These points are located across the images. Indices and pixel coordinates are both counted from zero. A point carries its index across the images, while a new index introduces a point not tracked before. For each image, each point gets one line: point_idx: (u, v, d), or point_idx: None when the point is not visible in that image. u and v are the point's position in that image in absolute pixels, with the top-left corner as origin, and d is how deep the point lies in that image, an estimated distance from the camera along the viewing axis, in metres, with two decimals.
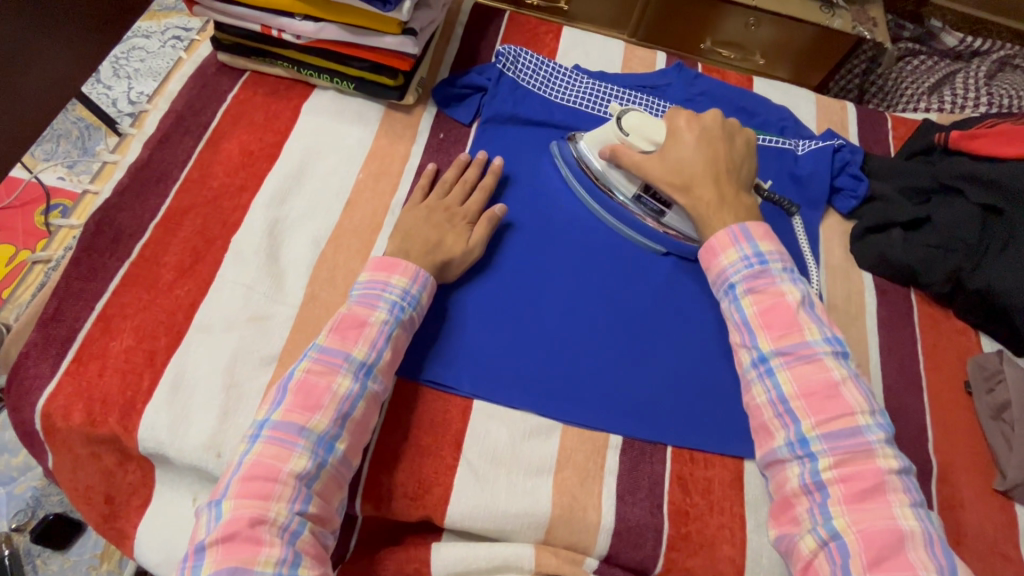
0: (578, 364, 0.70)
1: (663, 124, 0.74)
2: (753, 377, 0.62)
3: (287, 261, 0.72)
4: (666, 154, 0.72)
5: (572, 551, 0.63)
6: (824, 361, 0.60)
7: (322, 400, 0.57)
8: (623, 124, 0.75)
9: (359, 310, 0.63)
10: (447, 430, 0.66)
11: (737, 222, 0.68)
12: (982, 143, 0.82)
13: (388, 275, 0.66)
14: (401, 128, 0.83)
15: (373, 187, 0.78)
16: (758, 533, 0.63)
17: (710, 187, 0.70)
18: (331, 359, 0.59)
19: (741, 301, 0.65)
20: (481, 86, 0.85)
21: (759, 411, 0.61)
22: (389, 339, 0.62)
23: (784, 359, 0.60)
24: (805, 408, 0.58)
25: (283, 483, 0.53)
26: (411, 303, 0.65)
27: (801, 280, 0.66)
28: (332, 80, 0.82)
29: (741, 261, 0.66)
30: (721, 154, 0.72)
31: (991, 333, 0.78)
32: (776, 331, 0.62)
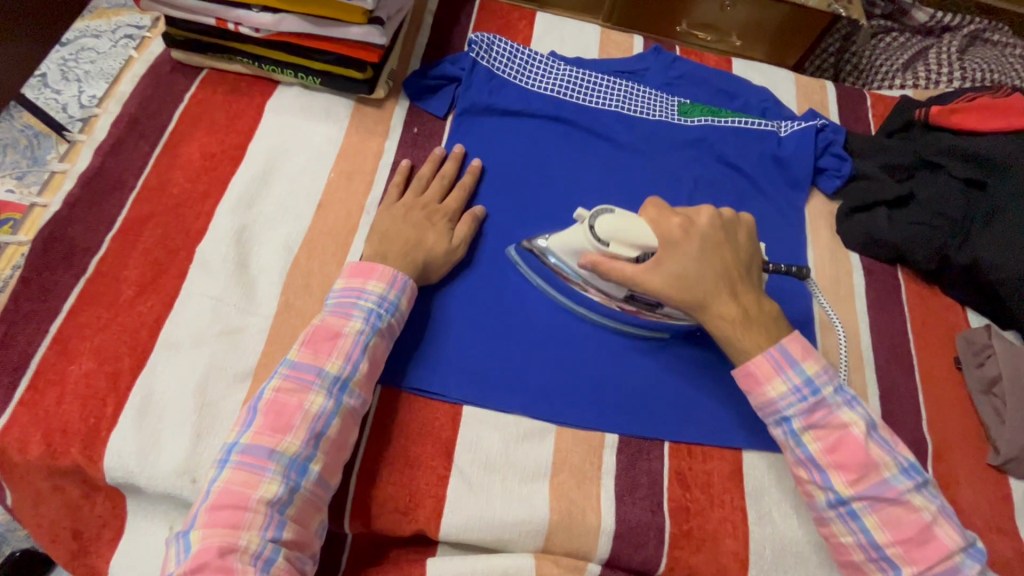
0: (569, 365, 0.67)
1: (647, 226, 0.63)
2: (833, 517, 0.58)
3: (258, 270, 0.68)
4: (666, 267, 0.62)
5: (573, 558, 0.60)
6: (909, 499, 0.56)
7: (293, 420, 0.54)
8: (599, 232, 0.62)
9: (332, 321, 0.60)
10: (436, 438, 0.63)
11: (777, 345, 0.61)
12: (961, 117, 0.81)
13: (364, 282, 0.62)
14: (372, 124, 0.79)
15: (345, 187, 0.74)
16: (760, 526, 0.62)
17: (729, 300, 0.62)
18: (303, 376, 0.56)
19: (801, 437, 0.59)
20: (454, 77, 0.82)
21: (846, 551, 0.58)
22: (365, 350, 0.59)
23: (866, 503, 0.56)
24: (902, 555, 0.55)
25: (253, 511, 0.50)
26: (388, 309, 0.62)
27: (854, 398, 0.60)
28: (297, 75, 0.78)
29: (792, 393, 0.60)
30: (724, 262, 0.63)
31: (977, 308, 0.78)
32: (850, 473, 0.57)
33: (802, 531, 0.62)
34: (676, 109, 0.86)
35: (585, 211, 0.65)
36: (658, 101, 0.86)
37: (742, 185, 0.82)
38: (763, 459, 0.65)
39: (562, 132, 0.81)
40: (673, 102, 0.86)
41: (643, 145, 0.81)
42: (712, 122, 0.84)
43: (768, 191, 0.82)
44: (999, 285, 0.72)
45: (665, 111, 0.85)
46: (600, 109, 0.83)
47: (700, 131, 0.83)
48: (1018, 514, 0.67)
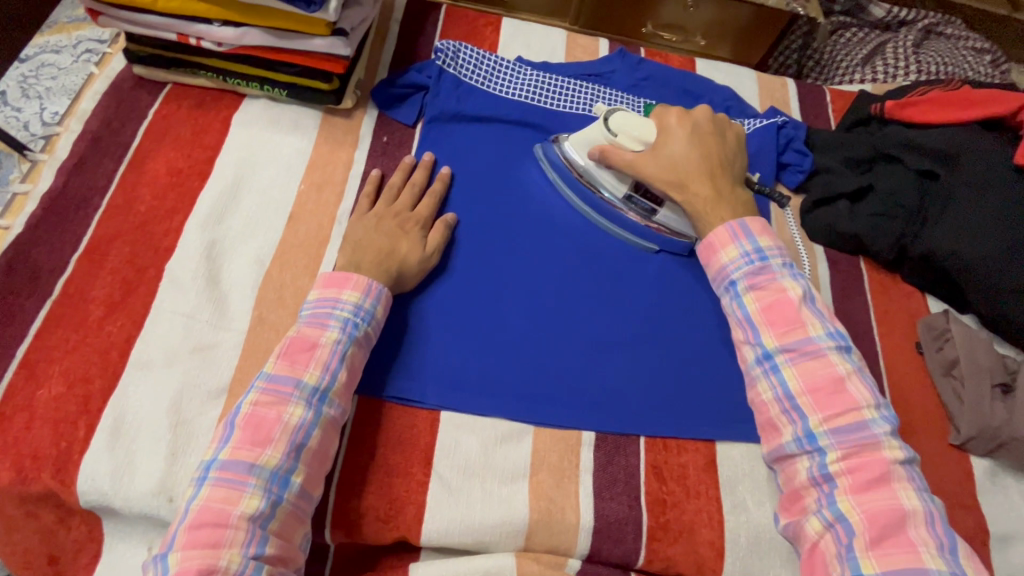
0: (545, 363, 0.68)
1: (651, 122, 0.74)
2: (757, 374, 0.63)
3: (229, 285, 0.67)
4: (661, 152, 0.73)
5: (554, 555, 0.61)
6: (828, 357, 0.61)
7: (273, 433, 0.54)
8: (611, 123, 0.74)
9: (308, 332, 0.60)
10: (415, 445, 0.63)
11: (736, 219, 0.69)
12: (914, 111, 0.85)
13: (339, 291, 0.62)
14: (341, 134, 0.79)
15: (316, 198, 0.74)
16: (735, 514, 0.64)
17: (705, 184, 0.71)
18: (281, 388, 0.56)
19: (742, 298, 0.66)
20: (422, 84, 0.82)
21: (766, 408, 0.63)
22: (343, 359, 0.59)
23: (788, 355, 0.62)
24: (812, 404, 0.60)
25: (234, 528, 0.50)
26: (365, 318, 0.62)
27: (801, 275, 0.67)
28: (263, 88, 0.77)
29: (741, 258, 0.67)
30: (712, 151, 0.73)
31: (936, 294, 0.81)
32: (779, 328, 0.63)
33: (775, 517, 0.64)
34: (642, 110, 0.87)
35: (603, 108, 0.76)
36: (624, 103, 0.87)
37: None
38: (735, 448, 0.67)
39: (531, 136, 0.82)
40: (639, 103, 0.88)
41: None
42: None
43: None
44: (955, 271, 0.74)
45: (631, 113, 0.86)
46: (567, 113, 0.84)
47: None
48: (980, 490, 0.70)
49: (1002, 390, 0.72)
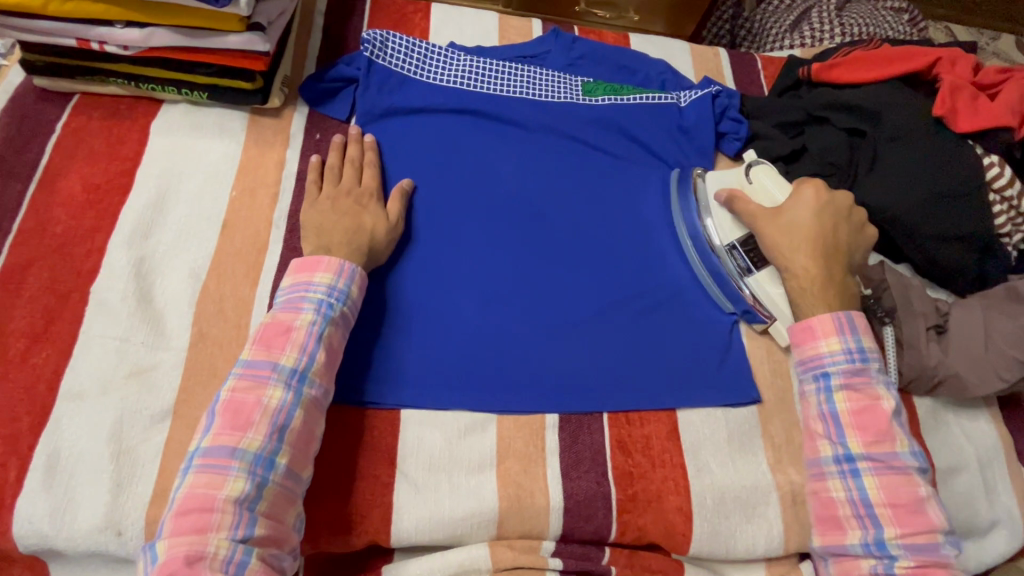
0: (504, 354, 0.68)
1: (790, 189, 0.75)
2: (833, 472, 0.62)
3: (165, 302, 0.64)
4: (783, 216, 0.72)
5: (528, 539, 0.62)
6: (911, 475, 0.61)
7: (252, 416, 0.53)
8: (752, 174, 0.77)
9: (283, 317, 0.59)
10: (377, 448, 0.62)
11: (846, 311, 0.66)
12: (840, 71, 0.87)
13: (311, 275, 0.61)
14: (271, 135, 0.76)
15: (250, 204, 0.71)
16: (700, 477, 0.65)
17: (818, 263, 0.69)
18: (258, 372, 0.55)
19: (833, 394, 0.64)
20: (352, 77, 0.80)
21: (833, 505, 0.61)
22: (320, 340, 0.58)
23: (872, 465, 0.61)
24: (890, 517, 0.59)
25: (220, 512, 0.49)
26: (339, 298, 0.61)
27: (893, 384, 0.65)
28: (180, 91, 0.73)
29: (842, 352, 0.65)
30: (837, 228, 0.72)
31: (872, 246, 0.84)
32: (868, 435, 0.62)
33: (739, 477, 0.66)
34: (580, 89, 0.87)
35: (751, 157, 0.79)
36: (562, 83, 0.86)
37: (641, 155, 0.84)
38: (697, 413, 0.69)
39: (470, 124, 0.81)
40: (577, 82, 0.87)
41: (552, 128, 0.82)
42: (615, 99, 0.86)
43: (676, 161, 0.84)
44: (886, 224, 0.78)
45: (569, 93, 0.86)
46: (505, 97, 0.83)
47: (605, 109, 0.85)
48: (924, 428, 0.74)
49: (936, 332, 0.75)
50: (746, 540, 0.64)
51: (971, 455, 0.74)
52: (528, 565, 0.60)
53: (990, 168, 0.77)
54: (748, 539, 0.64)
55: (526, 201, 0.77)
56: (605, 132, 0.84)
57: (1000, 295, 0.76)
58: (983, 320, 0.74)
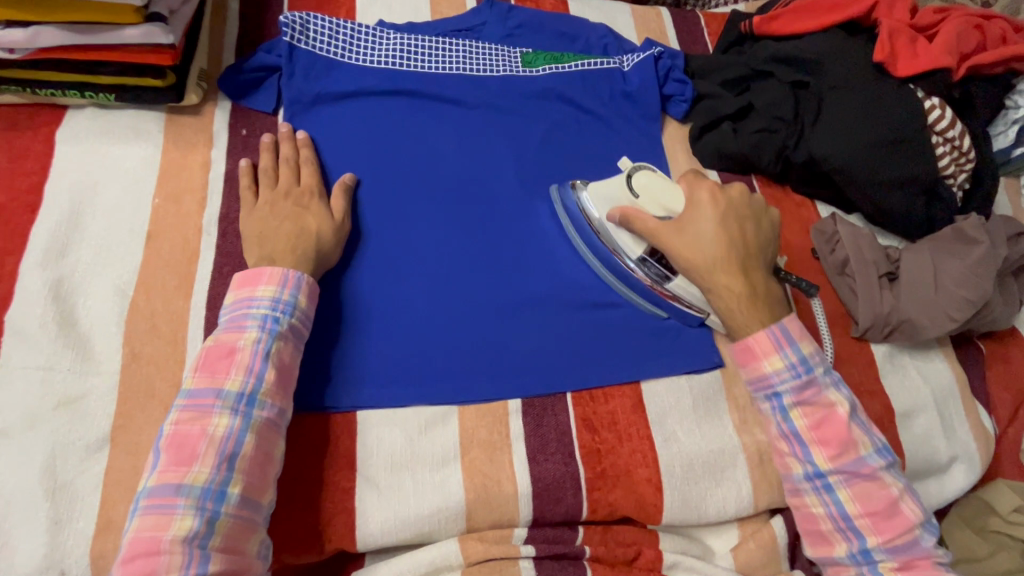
0: (459, 342, 0.66)
1: (678, 189, 0.68)
2: (807, 489, 0.61)
3: (90, 324, 0.60)
4: (687, 229, 0.65)
5: (499, 528, 0.60)
6: (881, 476, 0.60)
7: (197, 448, 0.50)
8: (635, 184, 0.69)
9: (226, 338, 0.56)
10: (334, 453, 0.60)
11: (775, 321, 0.62)
12: (780, 23, 0.86)
13: (252, 288, 0.58)
14: (191, 135, 0.71)
15: (175, 211, 0.66)
16: (667, 447, 0.65)
17: (735, 276, 0.64)
18: (202, 401, 0.52)
19: (788, 413, 0.61)
20: (274, 66, 0.74)
21: (814, 520, 0.61)
22: (268, 358, 0.55)
23: (842, 477, 0.60)
24: (871, 527, 0.59)
25: (168, 553, 0.47)
26: (286, 311, 0.57)
27: (842, 381, 0.63)
28: (85, 95, 0.67)
29: (786, 369, 0.61)
30: (744, 235, 0.65)
31: (824, 199, 0.84)
32: (831, 448, 0.60)
33: (705, 443, 0.66)
34: (519, 60, 0.83)
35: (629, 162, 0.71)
36: (499, 56, 0.83)
37: (590, 125, 0.81)
38: (661, 383, 0.68)
39: (407, 106, 0.77)
40: (515, 54, 0.84)
41: (493, 104, 0.79)
42: (556, 68, 0.83)
43: (621, 128, 0.82)
44: (834, 175, 0.78)
45: (508, 65, 0.82)
46: (440, 74, 0.79)
47: (546, 80, 0.82)
48: (882, 373, 0.76)
49: (888, 279, 0.76)
50: (715, 503, 0.65)
51: (927, 397, 0.75)
52: (500, 555, 0.59)
53: (931, 111, 0.77)
54: (718, 502, 0.65)
55: (471, 182, 0.74)
56: (548, 103, 0.81)
57: (948, 236, 0.77)
58: (932, 263, 0.75)
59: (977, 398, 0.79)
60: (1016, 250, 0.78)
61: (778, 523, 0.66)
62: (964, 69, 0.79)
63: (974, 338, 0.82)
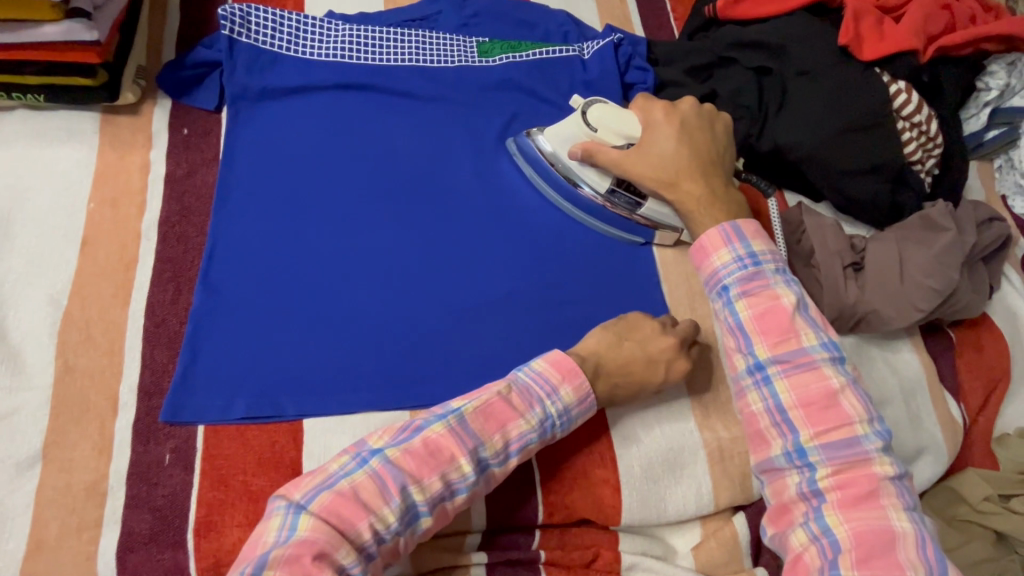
0: (409, 346, 0.64)
1: (631, 115, 0.70)
2: (748, 385, 0.59)
3: (22, 336, 0.58)
4: (647, 150, 0.68)
5: (452, 535, 0.59)
6: (822, 369, 0.58)
7: (442, 468, 0.53)
8: (590, 119, 0.71)
9: (514, 398, 0.57)
10: (279, 462, 0.57)
11: (728, 221, 0.63)
12: (744, 7, 0.83)
13: (561, 382, 0.59)
14: (128, 135, 0.68)
15: (111, 215, 0.64)
16: (627, 446, 0.64)
17: (696, 181, 0.67)
18: (466, 437, 0.55)
19: (734, 304, 0.61)
20: (214, 61, 0.71)
21: (755, 418, 0.59)
22: (520, 447, 0.57)
23: (780, 367, 0.58)
24: (804, 419, 0.56)
25: (357, 534, 0.50)
26: (563, 422, 0.59)
27: (794, 279, 0.62)
28: (13, 96, 0.65)
29: (733, 262, 0.61)
30: (701, 143, 0.69)
31: (792, 187, 0.82)
32: (772, 337, 0.59)
33: (665, 441, 0.65)
34: (475, 50, 0.80)
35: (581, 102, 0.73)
36: (453, 45, 0.80)
37: (549, 116, 0.79)
38: None
39: (357, 100, 0.74)
40: (471, 43, 0.81)
41: (447, 97, 0.77)
42: (512, 58, 0.80)
43: None
44: (800, 162, 0.75)
45: (463, 56, 0.79)
46: (392, 66, 0.76)
47: (502, 70, 0.79)
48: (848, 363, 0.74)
49: (854, 269, 0.74)
50: (676, 502, 0.63)
51: (894, 387, 0.74)
52: (451, 563, 0.58)
53: (897, 95, 0.75)
54: (679, 500, 0.64)
55: (425, 178, 0.72)
56: (505, 94, 0.78)
57: (916, 224, 0.75)
58: (899, 252, 0.73)
59: (946, 388, 0.78)
60: (984, 236, 0.77)
61: (740, 520, 0.65)
62: (934, 49, 0.77)
63: (943, 327, 0.81)
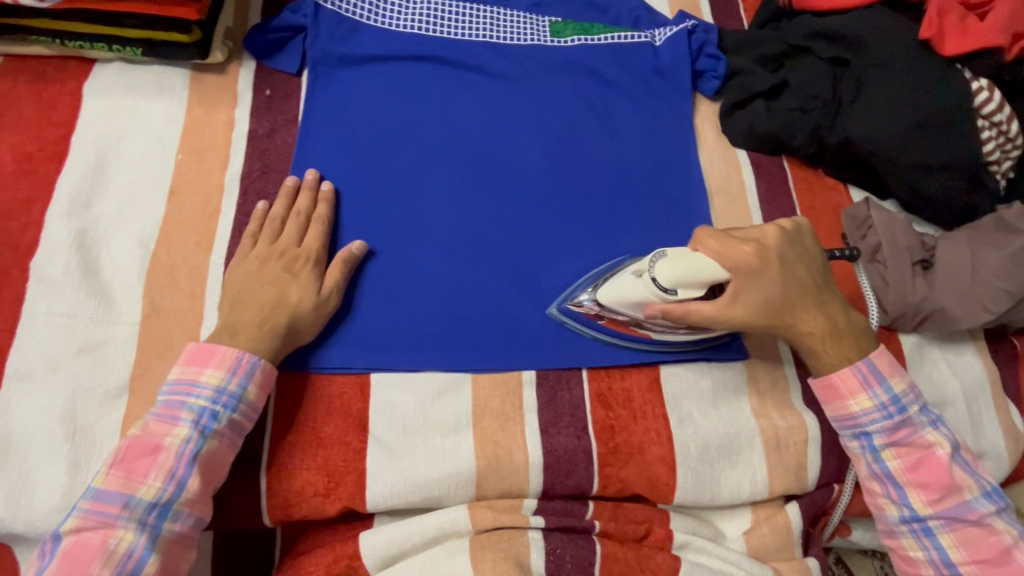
0: (472, 313, 0.65)
1: (705, 259, 0.58)
2: (905, 532, 0.62)
3: (112, 275, 0.60)
4: (748, 298, 0.60)
5: (509, 497, 0.60)
6: (987, 520, 0.60)
7: (92, 564, 0.47)
8: (663, 282, 0.58)
9: (154, 430, 0.52)
10: (347, 412, 0.60)
11: (864, 358, 0.63)
12: None
13: (198, 372, 0.54)
14: (215, 93, 0.71)
15: (197, 167, 0.66)
16: (683, 428, 0.64)
17: (810, 314, 0.62)
18: (105, 510, 0.49)
19: (881, 454, 0.62)
20: (299, 26, 0.74)
21: (915, 564, 0.62)
22: (193, 463, 0.51)
23: (943, 521, 0.61)
24: (976, 573, 0.60)
25: None
26: (226, 404, 0.54)
27: (939, 420, 0.63)
28: (112, 48, 0.68)
29: (878, 411, 0.62)
30: (803, 275, 0.62)
31: (858, 184, 0.81)
32: (929, 491, 0.61)
33: (722, 425, 0.65)
34: (548, 29, 0.81)
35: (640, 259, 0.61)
36: (527, 23, 0.81)
37: (616, 97, 0.79)
38: (680, 363, 0.67)
39: (431, 71, 0.76)
40: (544, 22, 0.82)
41: (519, 72, 0.78)
42: (584, 39, 0.81)
43: (649, 101, 0.80)
44: (871, 156, 0.74)
45: (536, 34, 0.80)
46: (467, 40, 0.78)
47: (573, 50, 0.80)
48: (909, 363, 0.73)
49: (922, 268, 0.73)
50: (729, 486, 0.63)
51: (956, 391, 0.73)
52: (509, 524, 0.59)
53: (978, 93, 0.73)
54: (733, 485, 0.63)
55: (495, 150, 0.73)
56: (575, 74, 0.79)
57: (988, 226, 0.73)
58: (970, 253, 0.71)
59: (1009, 395, 0.76)
60: None
61: (794, 509, 0.64)
62: (1018, 50, 0.74)
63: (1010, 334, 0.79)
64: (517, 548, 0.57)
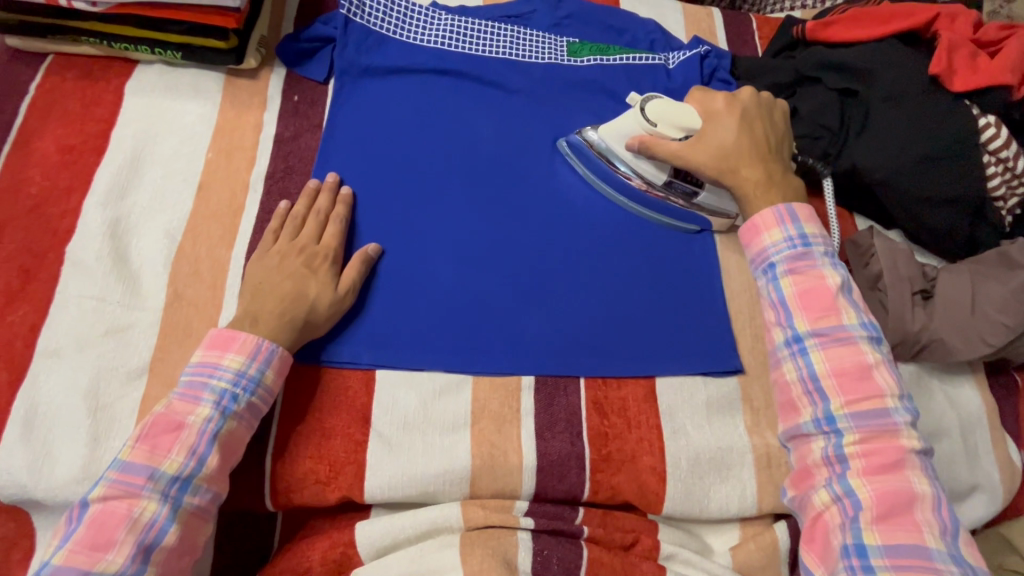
0: (475, 315, 0.68)
1: (689, 108, 0.72)
2: (784, 355, 0.61)
3: (140, 262, 0.64)
4: (707, 140, 0.70)
5: (502, 498, 0.62)
6: (858, 344, 0.59)
7: (116, 533, 0.50)
8: (649, 114, 0.71)
9: (178, 409, 0.55)
10: (351, 406, 0.63)
11: (782, 203, 0.65)
12: (835, 30, 0.84)
13: (221, 354, 0.57)
14: (246, 96, 0.75)
15: (226, 165, 0.70)
16: (675, 439, 0.65)
17: (754, 166, 0.68)
18: (131, 480, 0.52)
19: (779, 281, 0.62)
20: (328, 37, 0.78)
21: (787, 387, 0.60)
22: (214, 441, 0.54)
23: (818, 340, 0.59)
24: (836, 388, 0.57)
25: None
26: (247, 387, 0.57)
27: (841, 265, 0.63)
28: (155, 51, 0.73)
29: (784, 242, 0.63)
30: (762, 134, 0.70)
31: (863, 211, 0.82)
32: (813, 312, 0.60)
33: (714, 439, 0.66)
34: (565, 49, 0.85)
35: (637, 97, 0.74)
36: (545, 43, 0.84)
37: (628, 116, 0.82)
38: (676, 377, 0.68)
39: (450, 85, 0.79)
40: (562, 43, 0.85)
41: (535, 90, 0.81)
42: (599, 60, 0.84)
43: None
44: (875, 185, 0.76)
45: (554, 53, 0.84)
46: (487, 57, 0.81)
47: (588, 70, 0.83)
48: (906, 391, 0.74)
49: (922, 297, 0.74)
50: (718, 500, 0.64)
51: (951, 421, 0.73)
52: (500, 524, 0.61)
53: (986, 129, 0.74)
54: (721, 499, 0.64)
55: (507, 162, 0.76)
56: (589, 93, 0.82)
57: (991, 260, 0.74)
58: (971, 284, 0.72)
59: (1006, 429, 0.76)
60: None
61: (782, 527, 0.65)
62: None
63: (1010, 368, 0.79)
64: (506, 547, 0.59)
